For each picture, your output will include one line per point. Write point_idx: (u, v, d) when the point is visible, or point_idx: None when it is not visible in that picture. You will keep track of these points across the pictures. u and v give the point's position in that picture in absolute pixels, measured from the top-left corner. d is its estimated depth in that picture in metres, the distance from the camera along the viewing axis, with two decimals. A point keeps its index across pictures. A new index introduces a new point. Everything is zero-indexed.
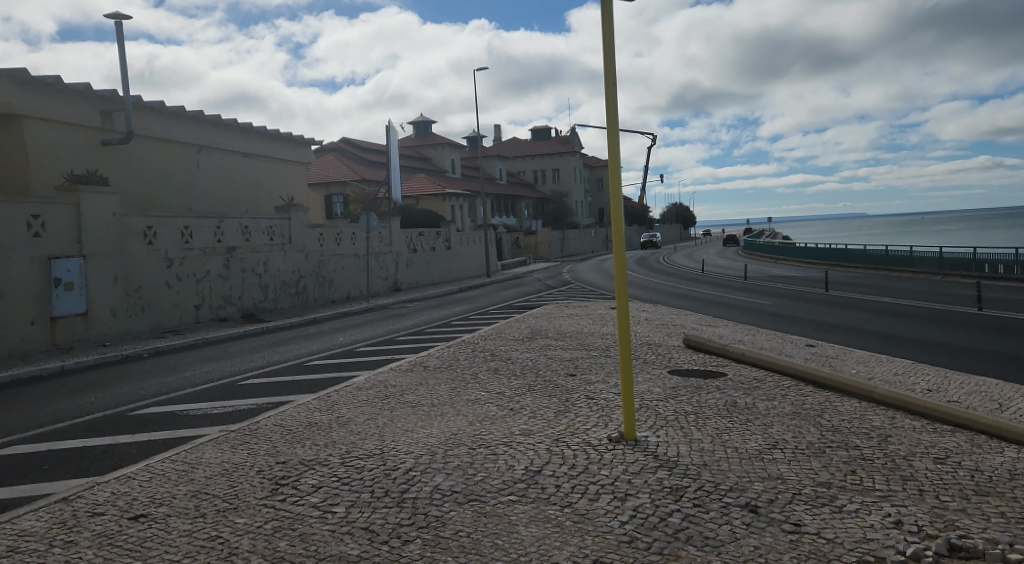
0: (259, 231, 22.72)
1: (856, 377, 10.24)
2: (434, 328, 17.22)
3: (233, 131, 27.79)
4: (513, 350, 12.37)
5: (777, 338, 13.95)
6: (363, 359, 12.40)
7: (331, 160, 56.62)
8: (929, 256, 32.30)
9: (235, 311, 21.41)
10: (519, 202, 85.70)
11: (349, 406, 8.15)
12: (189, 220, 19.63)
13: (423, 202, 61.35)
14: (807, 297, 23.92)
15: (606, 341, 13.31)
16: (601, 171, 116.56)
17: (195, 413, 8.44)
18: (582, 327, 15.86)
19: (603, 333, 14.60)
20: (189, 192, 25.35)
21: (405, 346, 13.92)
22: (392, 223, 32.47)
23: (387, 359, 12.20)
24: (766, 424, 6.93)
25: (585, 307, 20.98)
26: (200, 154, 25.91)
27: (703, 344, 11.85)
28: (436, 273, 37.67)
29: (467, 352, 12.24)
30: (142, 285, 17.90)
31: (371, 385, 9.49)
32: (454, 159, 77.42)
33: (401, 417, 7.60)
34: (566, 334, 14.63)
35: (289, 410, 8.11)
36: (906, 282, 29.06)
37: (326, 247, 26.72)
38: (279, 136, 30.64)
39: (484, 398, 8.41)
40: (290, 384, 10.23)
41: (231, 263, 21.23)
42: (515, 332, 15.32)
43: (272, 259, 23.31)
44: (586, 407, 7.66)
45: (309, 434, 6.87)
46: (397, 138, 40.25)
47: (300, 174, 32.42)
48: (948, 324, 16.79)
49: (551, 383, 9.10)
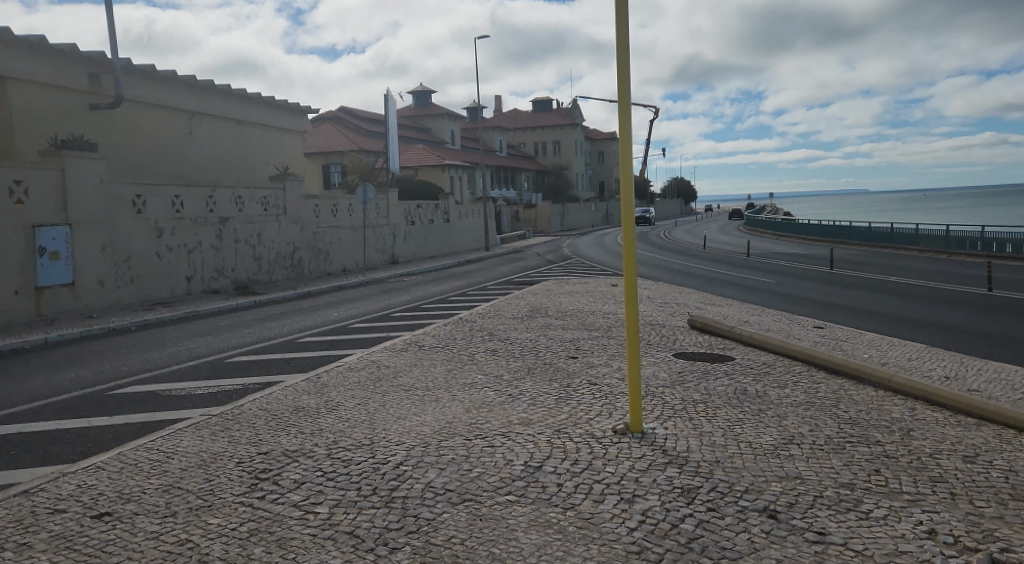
0: (253, 201, 22.19)
1: (868, 361, 9.86)
2: (431, 304, 16.79)
3: (226, 98, 27.12)
4: (511, 329, 12.01)
5: (784, 319, 13.56)
6: (355, 336, 11.99)
7: (329, 129, 55.78)
8: (935, 234, 31.85)
9: (228, 284, 20.97)
10: (519, 175, 84.95)
11: (340, 389, 7.77)
12: (180, 189, 19.10)
13: (423, 174, 60.61)
14: (812, 276, 23.51)
15: (607, 320, 12.94)
16: (602, 145, 115.56)
17: (178, 394, 8.03)
18: (583, 305, 15.46)
19: (604, 312, 14.20)
20: (182, 160, 24.78)
21: (400, 323, 13.52)
22: (390, 195, 31.93)
23: (381, 337, 11.79)
24: (779, 415, 6.54)
25: (585, 284, 20.56)
26: (192, 121, 25.29)
27: (708, 326, 11.46)
28: (434, 246, 37.17)
29: (465, 331, 11.85)
30: (131, 256, 17.43)
31: (364, 365, 9.10)
32: (454, 130, 76.55)
33: (394, 402, 7.22)
34: (567, 312, 14.26)
35: (276, 392, 7.71)
36: (911, 260, 28.65)
37: (322, 219, 26.18)
38: (274, 103, 29.98)
39: (481, 381, 8.03)
40: (280, 362, 9.83)
41: (224, 234, 20.74)
42: (514, 309, 14.94)
43: (266, 230, 22.81)
44: (589, 394, 7.28)
45: (295, 420, 6.48)
46: (396, 108, 39.52)
47: (296, 143, 31.79)
48: (957, 305, 16.43)
49: (552, 366, 8.72)
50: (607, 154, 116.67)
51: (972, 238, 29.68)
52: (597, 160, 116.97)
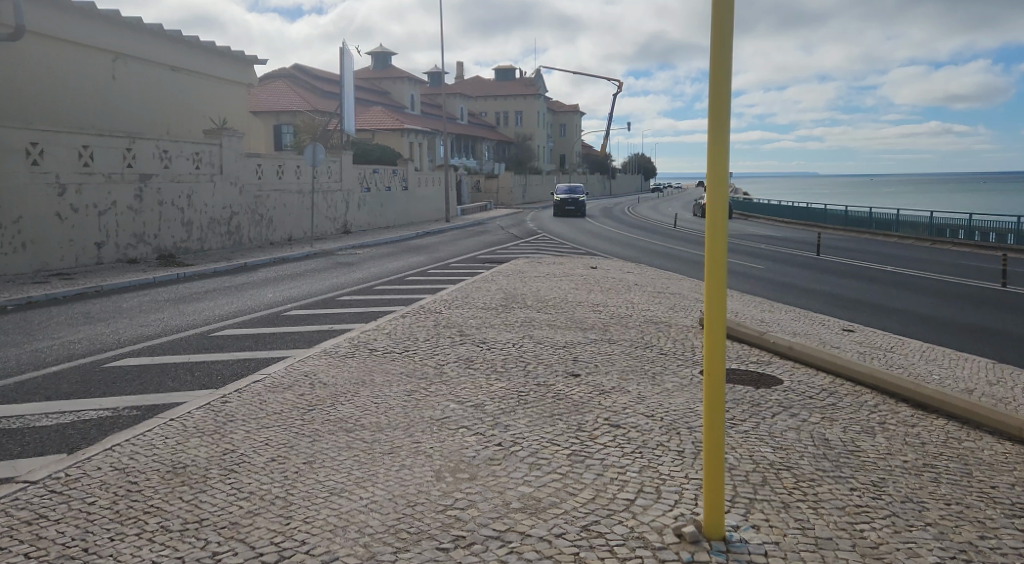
0: (182, 157, 19.23)
1: (940, 381, 7.83)
2: (385, 286, 14.29)
3: (157, 39, 23.96)
4: (485, 325, 9.72)
5: (806, 320, 11.48)
6: (285, 332, 9.43)
7: (281, 86, 52.04)
8: (920, 221, 30.22)
9: (150, 252, 18.05)
10: (480, 144, 82.13)
11: (251, 428, 5.34)
12: (90, 138, 16.12)
13: (380, 138, 57.49)
14: (801, 263, 21.70)
15: (600, 317, 10.76)
16: (565, 117, 113.43)
17: (7, 428, 5.43)
18: (566, 294, 13.17)
19: (593, 305, 11.93)
20: (100, 108, 21.71)
21: (348, 313, 11.07)
22: (343, 157, 29.06)
23: (319, 334, 9.28)
24: (912, 497, 4.32)
25: (561, 265, 18.25)
26: (116, 63, 22.17)
27: (731, 330, 9.31)
28: (390, 215, 34.37)
29: (428, 327, 9.46)
30: (24, 215, 14.48)
31: (292, 382, 6.62)
32: (413, 95, 73.23)
33: (328, 454, 4.84)
34: (548, 302, 12.04)
35: (153, 433, 5.20)
36: (900, 249, 26.91)
37: (264, 181, 23.23)
38: (215, 50, 26.82)
39: (454, 418, 5.68)
40: (178, 371, 7.23)
41: (145, 194, 17.77)
42: (485, 296, 12.66)
43: (198, 191, 19.86)
44: (616, 448, 5.01)
45: (164, 501, 4.04)
46: (351, 62, 36.38)
47: (240, 96, 28.65)
48: (978, 302, 14.69)
49: (549, 391, 6.42)
50: (570, 127, 114.14)
51: (960, 226, 28.13)
52: (559, 134, 114.43)
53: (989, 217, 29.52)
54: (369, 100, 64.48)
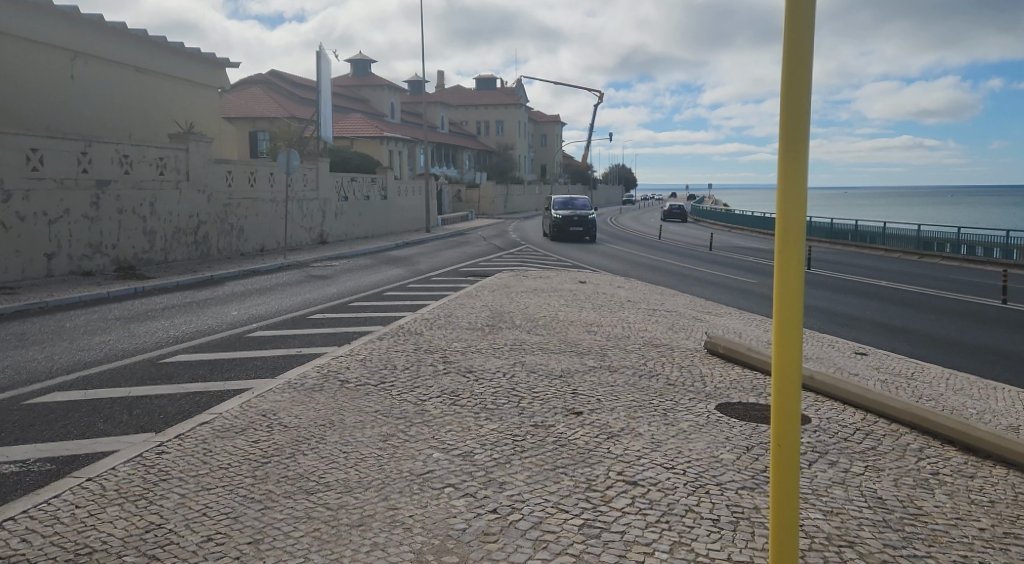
0: (143, 162, 18.11)
1: (979, 416, 6.99)
2: (360, 303, 13.34)
3: (120, 38, 22.85)
4: (470, 349, 8.80)
5: (814, 342, 10.67)
6: (245, 358, 8.44)
7: (258, 93, 50.88)
8: (908, 234, 29.77)
9: (107, 263, 16.89)
10: (461, 153, 81.31)
11: (186, 491, 4.38)
12: (39, 140, 15.03)
13: (358, 146, 56.43)
14: (794, 277, 21.03)
15: (595, 339, 9.89)
16: (546, 127, 113.14)
17: None
18: (555, 312, 12.30)
19: (585, 325, 11.06)
20: (58, 109, 20.64)
21: (319, 334, 10.10)
22: (319, 164, 28.03)
23: (284, 361, 8.31)
24: None
25: (548, 279, 17.39)
26: (76, 63, 21.10)
27: (742, 356, 8.44)
28: (368, 225, 33.32)
29: (407, 352, 8.53)
30: None
31: (246, 425, 5.66)
32: (393, 103, 72.37)
33: (279, 528, 3.89)
34: (538, 322, 11.16)
35: (62, 499, 4.23)
36: (889, 263, 26.34)
37: (234, 188, 22.13)
38: (183, 51, 25.75)
39: (436, 475, 4.73)
40: (113, 411, 6.22)
41: (101, 201, 16.65)
42: (469, 314, 11.78)
43: (161, 199, 18.74)
44: (638, 518, 4.09)
45: None
46: (328, 67, 35.39)
47: (210, 100, 27.57)
48: (986, 320, 13.99)
49: (546, 438, 5.50)
50: (550, 137, 113.84)
51: (948, 240, 27.66)
52: (540, 143, 114.05)
53: (978, 231, 29.13)
54: (348, 107, 63.50)
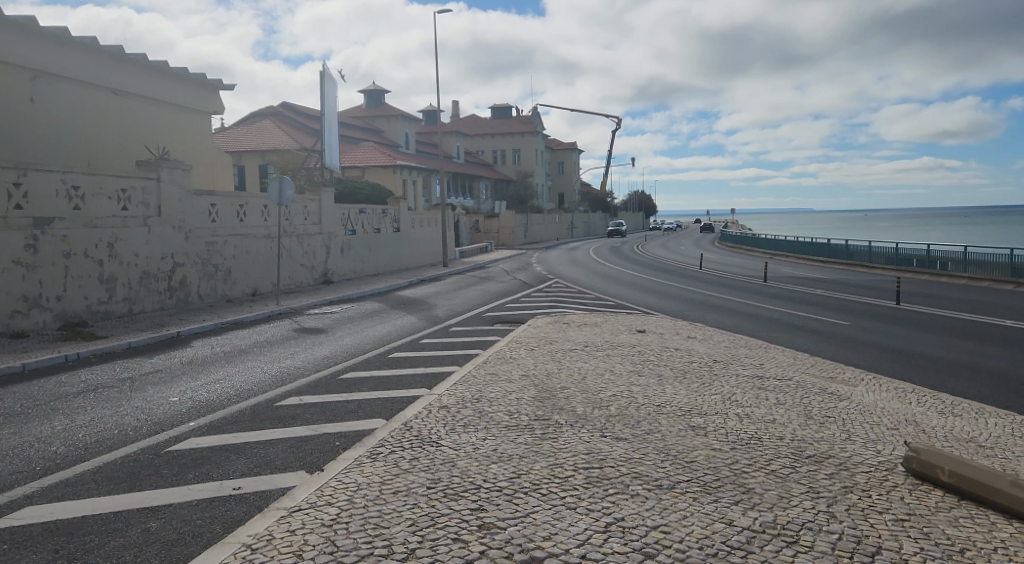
0: (101, 194, 14.87)
1: None
2: (356, 375, 9.75)
3: (94, 56, 19.91)
4: (519, 487, 5.18)
5: None
6: (134, 516, 4.86)
7: (265, 125, 48.22)
8: (996, 260, 25.76)
9: (49, 320, 13.50)
10: (478, 182, 78.29)
11: None
12: None
13: (370, 176, 53.44)
14: (890, 315, 17.25)
15: (712, 450, 6.20)
16: (565, 155, 110.22)
17: None
18: (628, 389, 8.62)
19: (684, 416, 7.37)
20: (12, 137, 17.60)
21: (282, 446, 6.52)
22: (322, 194, 24.75)
23: (198, 524, 4.75)
24: None
25: (599, 329, 13.76)
26: (36, 83, 18.11)
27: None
28: (379, 261, 29.96)
29: (414, 499, 4.91)
30: None
31: None
32: (408, 133, 69.61)
33: None
34: (610, 411, 7.50)
35: None
36: (988, 294, 22.31)
37: (217, 224, 18.82)
38: (170, 72, 22.83)
39: None
40: None
41: (42, 243, 13.36)
42: (506, 396, 8.17)
43: (125, 237, 15.45)
44: None
45: None
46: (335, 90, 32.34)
47: (199, 124, 24.54)
48: None
49: None
50: (568, 165, 110.51)
51: None
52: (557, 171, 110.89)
53: None
54: (360, 137, 60.82)
